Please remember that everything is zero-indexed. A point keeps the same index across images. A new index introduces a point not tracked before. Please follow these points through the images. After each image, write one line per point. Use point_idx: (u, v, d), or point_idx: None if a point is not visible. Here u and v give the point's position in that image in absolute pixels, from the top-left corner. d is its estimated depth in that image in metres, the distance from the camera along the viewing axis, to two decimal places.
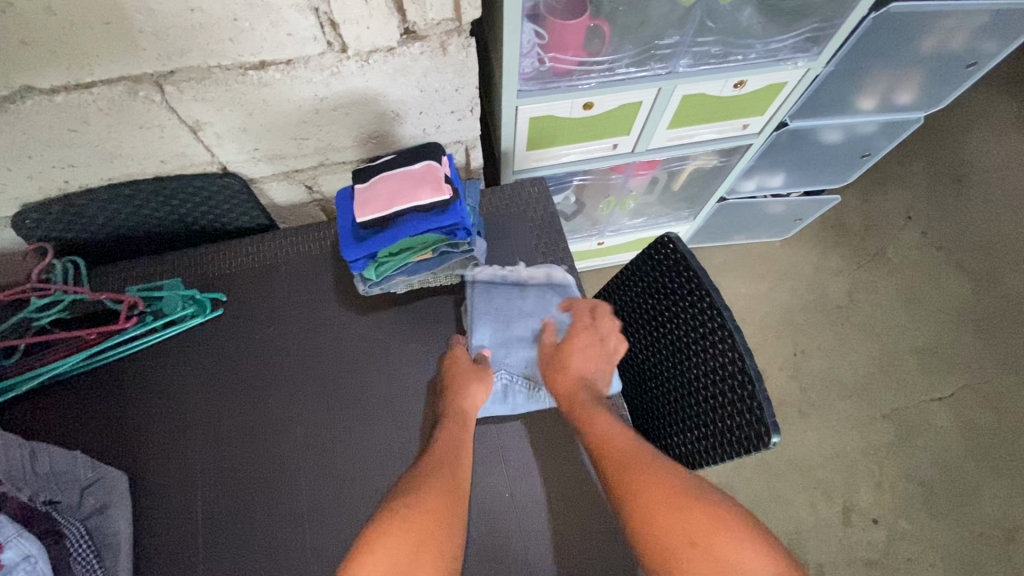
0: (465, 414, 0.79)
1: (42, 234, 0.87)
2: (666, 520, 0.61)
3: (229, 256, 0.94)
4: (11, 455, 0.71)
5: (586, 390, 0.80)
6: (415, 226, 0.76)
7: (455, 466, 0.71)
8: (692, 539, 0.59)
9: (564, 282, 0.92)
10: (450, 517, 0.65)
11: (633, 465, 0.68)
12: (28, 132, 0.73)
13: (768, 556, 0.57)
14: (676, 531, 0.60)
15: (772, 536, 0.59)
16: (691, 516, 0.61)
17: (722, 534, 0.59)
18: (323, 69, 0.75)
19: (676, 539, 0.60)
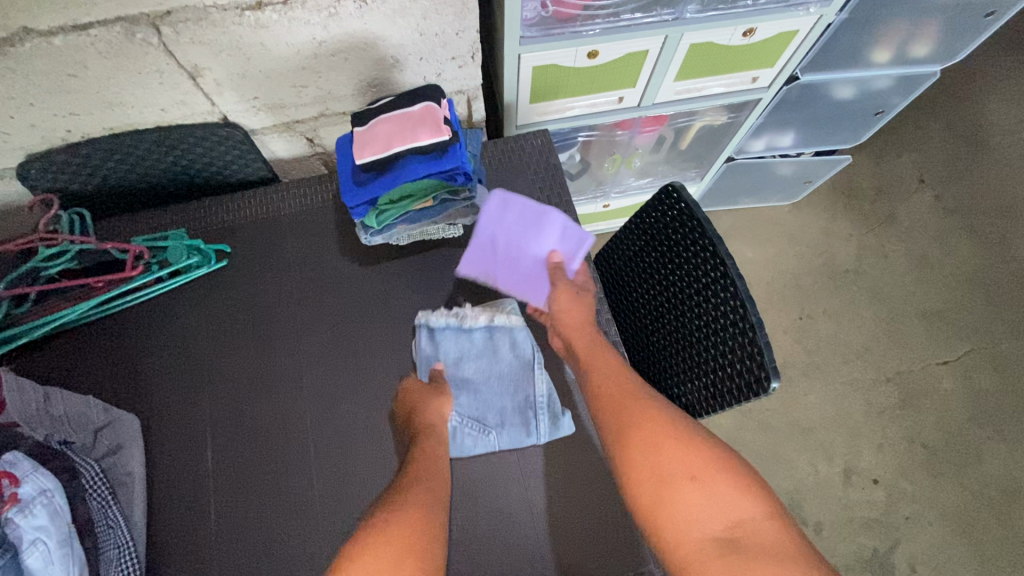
0: (434, 431, 0.75)
1: (47, 185, 0.88)
2: (666, 453, 0.65)
3: (231, 207, 0.94)
4: (27, 398, 0.70)
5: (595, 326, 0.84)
6: (414, 169, 0.75)
7: (433, 483, 0.68)
8: (691, 473, 0.63)
9: (509, 325, 0.85)
10: (434, 526, 0.62)
11: (636, 405, 0.72)
12: (29, 77, 0.73)
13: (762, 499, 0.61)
14: (675, 466, 0.64)
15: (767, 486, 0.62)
16: (690, 452, 0.64)
17: (720, 473, 0.62)
18: (321, 10, 0.73)
19: (676, 472, 0.63)
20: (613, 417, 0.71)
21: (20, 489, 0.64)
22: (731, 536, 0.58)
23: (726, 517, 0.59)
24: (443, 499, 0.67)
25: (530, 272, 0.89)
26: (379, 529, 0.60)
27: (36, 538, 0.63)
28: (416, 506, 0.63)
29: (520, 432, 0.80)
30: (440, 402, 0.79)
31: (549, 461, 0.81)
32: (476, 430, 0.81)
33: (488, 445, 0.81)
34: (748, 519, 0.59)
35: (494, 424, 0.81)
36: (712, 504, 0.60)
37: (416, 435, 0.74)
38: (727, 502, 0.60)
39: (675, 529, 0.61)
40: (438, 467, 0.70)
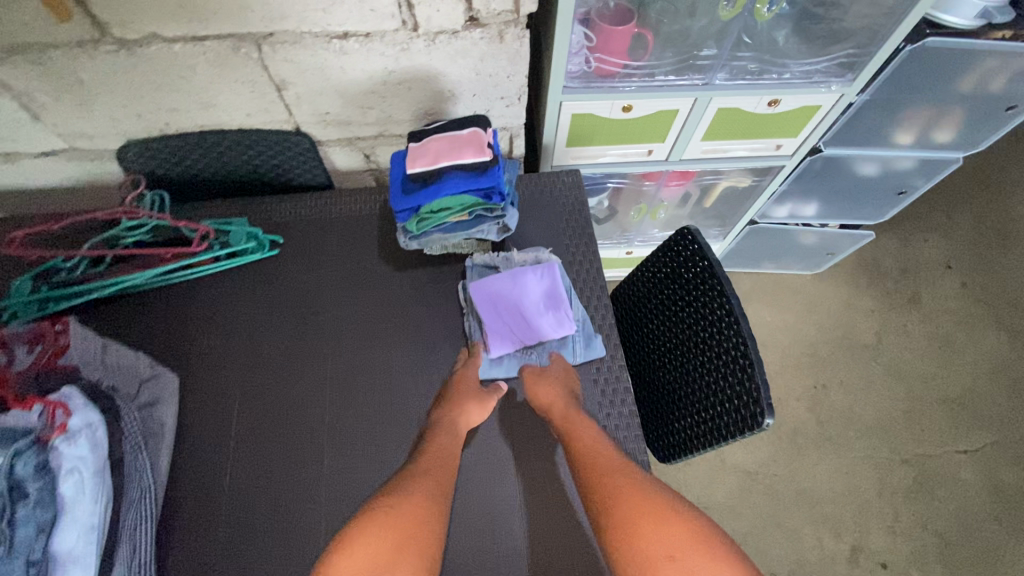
0: (458, 432, 0.80)
1: (139, 167, 1.02)
2: (647, 532, 0.64)
3: (288, 206, 1.05)
4: (88, 345, 0.83)
5: (571, 400, 0.82)
6: (456, 185, 0.84)
7: (443, 476, 0.73)
8: (671, 552, 0.62)
9: (550, 261, 0.93)
10: (432, 519, 0.66)
11: (621, 481, 0.71)
12: (146, 75, 0.87)
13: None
14: (657, 545, 0.63)
15: (750, 561, 0.61)
16: (671, 530, 0.64)
17: (701, 548, 0.62)
18: (395, 44, 0.86)
19: (657, 551, 0.63)
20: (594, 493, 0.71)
21: (70, 420, 0.74)
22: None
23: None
24: (446, 491, 0.71)
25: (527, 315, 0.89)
26: (378, 515, 0.64)
27: (73, 467, 0.72)
28: (420, 499, 0.68)
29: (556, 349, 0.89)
30: (476, 409, 0.82)
31: (542, 470, 0.84)
32: (520, 353, 0.90)
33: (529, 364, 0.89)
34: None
35: (534, 345, 0.89)
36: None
37: (438, 427, 0.80)
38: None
39: None
40: (448, 465, 0.75)
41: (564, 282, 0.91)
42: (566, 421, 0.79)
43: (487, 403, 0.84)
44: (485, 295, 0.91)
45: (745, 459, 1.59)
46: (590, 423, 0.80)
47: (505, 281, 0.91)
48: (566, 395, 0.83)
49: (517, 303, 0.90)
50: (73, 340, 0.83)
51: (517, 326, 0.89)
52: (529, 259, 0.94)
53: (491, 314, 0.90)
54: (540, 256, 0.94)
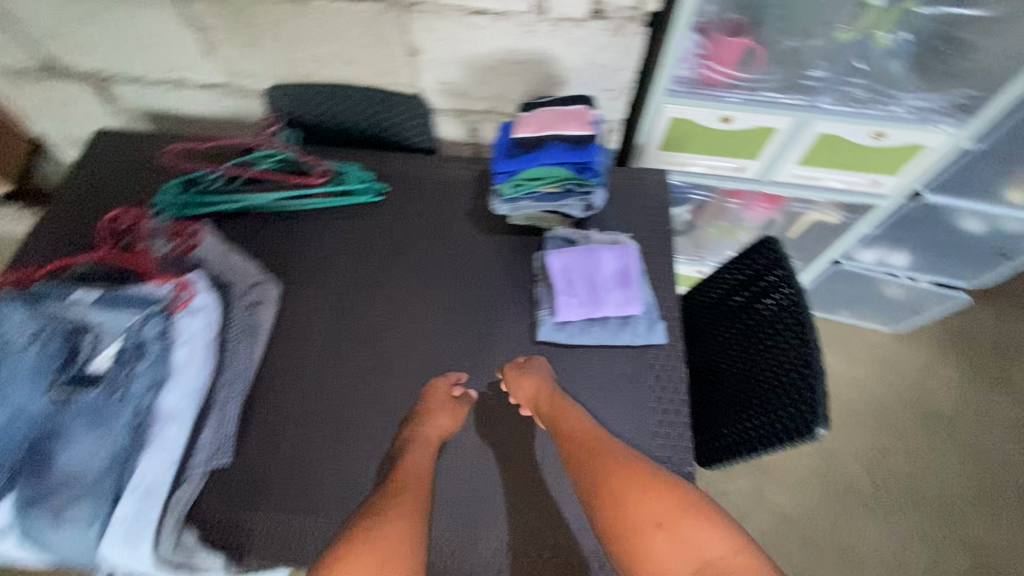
0: (431, 444, 0.81)
1: (279, 109, 1.15)
2: (635, 504, 0.68)
3: (395, 161, 1.15)
4: (216, 247, 0.98)
5: (554, 387, 0.85)
6: (555, 154, 0.91)
7: (417, 491, 0.73)
8: (658, 521, 0.66)
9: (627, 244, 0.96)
10: (414, 535, 0.66)
11: (607, 461, 0.74)
12: (307, 26, 1.01)
13: (730, 533, 0.64)
14: (645, 514, 0.67)
15: (732, 520, 0.66)
16: (659, 501, 0.67)
17: (687, 517, 0.66)
18: (522, 25, 0.94)
19: (645, 522, 0.66)
20: (587, 471, 0.74)
21: (195, 299, 0.88)
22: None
23: (695, 561, 0.62)
24: (423, 503, 0.72)
25: (599, 286, 0.91)
26: (353, 543, 0.64)
27: (188, 337, 0.87)
28: (397, 517, 0.68)
29: (620, 326, 0.91)
30: (447, 417, 0.84)
31: None
32: (585, 323, 0.91)
33: (591, 335, 0.91)
34: (715, 558, 0.62)
35: (599, 318, 0.91)
36: (682, 549, 0.63)
37: (410, 445, 0.80)
38: (695, 545, 0.63)
39: None
40: (423, 481, 0.75)
41: (639, 264, 0.93)
42: (552, 407, 0.81)
43: (458, 411, 0.85)
44: (561, 262, 0.92)
45: (785, 504, 1.53)
46: (575, 407, 0.82)
47: (583, 253, 0.92)
48: (549, 381, 0.85)
49: (592, 274, 0.91)
50: (203, 242, 0.97)
51: (588, 296, 0.90)
52: (607, 239, 0.97)
53: (566, 280, 0.91)
54: (617, 239, 0.97)
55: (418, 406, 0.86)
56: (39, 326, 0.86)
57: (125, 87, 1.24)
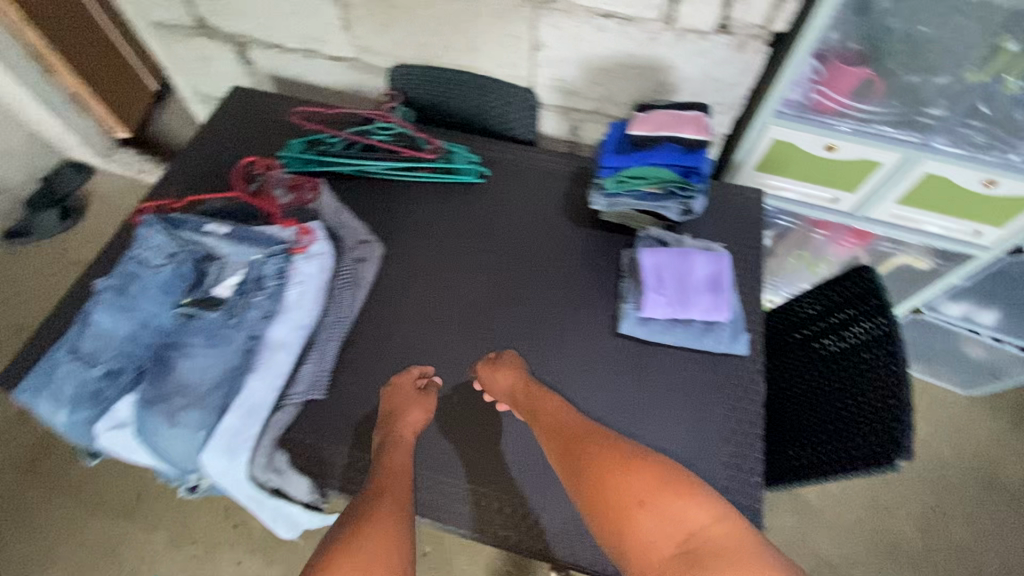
0: (408, 441, 0.84)
1: (398, 87, 1.24)
2: (615, 483, 0.74)
3: (497, 147, 1.21)
4: (330, 204, 1.05)
5: (528, 378, 0.90)
6: (665, 155, 0.94)
7: (396, 493, 0.77)
8: (640, 498, 0.72)
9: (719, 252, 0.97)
10: (400, 539, 0.71)
11: (590, 443, 0.80)
12: (442, 12, 1.08)
13: (707, 503, 0.70)
14: (627, 494, 0.72)
15: (709, 489, 0.72)
16: (640, 479, 0.73)
17: (664, 491, 0.71)
18: (647, 32, 0.99)
19: (628, 500, 0.72)
20: (571, 459, 0.79)
21: (313, 245, 0.96)
22: (687, 549, 0.67)
23: (681, 535, 0.68)
24: (405, 505, 0.76)
25: (689, 289, 0.92)
26: (343, 551, 0.68)
27: (301, 279, 0.94)
28: (384, 517, 0.73)
29: (703, 330, 0.93)
30: (419, 410, 0.88)
31: (656, 431, 0.89)
32: (668, 323, 0.93)
33: (674, 335, 0.93)
34: (699, 529, 0.68)
35: (683, 320, 0.93)
36: (665, 524, 0.69)
37: (387, 447, 0.83)
38: (678, 517, 0.69)
39: (640, 550, 0.69)
40: (402, 480, 0.79)
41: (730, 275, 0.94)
42: (531, 397, 0.87)
43: (426, 404, 0.89)
44: (654, 261, 0.94)
45: (829, 551, 1.48)
46: (553, 397, 0.88)
47: (676, 256, 0.94)
48: (524, 373, 0.90)
49: (683, 276, 0.93)
50: (318, 198, 1.05)
51: (676, 297, 0.92)
52: (700, 245, 0.98)
53: (656, 279, 0.93)
54: (709, 247, 0.98)
55: (388, 404, 0.89)
56: (174, 249, 0.96)
57: (261, 51, 1.35)
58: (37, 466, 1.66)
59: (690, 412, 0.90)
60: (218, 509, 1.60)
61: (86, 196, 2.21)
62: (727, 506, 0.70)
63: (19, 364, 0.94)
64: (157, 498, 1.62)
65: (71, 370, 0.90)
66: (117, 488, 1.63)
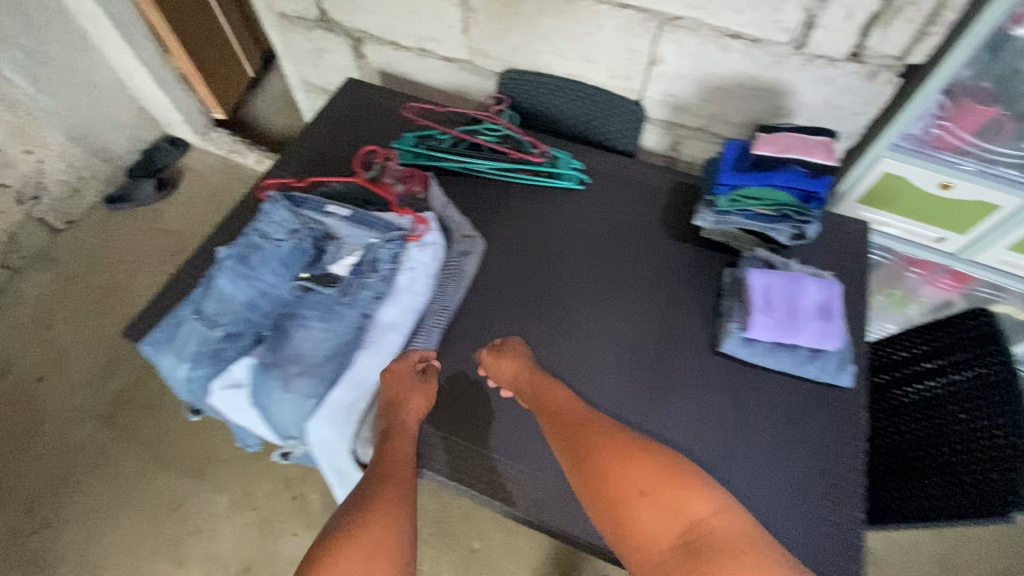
0: (411, 427, 0.88)
1: (506, 91, 1.28)
2: (618, 475, 0.76)
3: (598, 157, 1.23)
4: (440, 199, 1.10)
5: (531, 365, 0.92)
6: (786, 178, 0.93)
7: (398, 479, 0.82)
8: (641, 489, 0.74)
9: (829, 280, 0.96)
10: (399, 525, 0.77)
11: (592, 434, 0.82)
12: (565, 22, 1.11)
13: (709, 496, 0.73)
14: (630, 485, 0.75)
15: (709, 482, 0.75)
16: (642, 471, 0.76)
17: (666, 484, 0.74)
18: (773, 56, 0.99)
19: (631, 491, 0.75)
20: (572, 447, 0.82)
21: (427, 235, 1.01)
22: (688, 540, 0.70)
23: (682, 525, 0.71)
24: (406, 492, 0.81)
25: (798, 314, 0.91)
26: (347, 535, 0.75)
27: (412, 266, 1.00)
28: (385, 504, 0.78)
29: (808, 357, 0.92)
30: (420, 396, 0.90)
31: (755, 454, 0.88)
32: (772, 346, 0.93)
33: (776, 359, 0.93)
34: (701, 521, 0.71)
35: (788, 344, 0.92)
36: (666, 513, 0.72)
37: (388, 433, 0.87)
38: (680, 508, 0.72)
39: (641, 541, 0.72)
40: (404, 465, 0.84)
41: (840, 305, 0.93)
42: (536, 387, 0.89)
43: (426, 387, 0.91)
44: (764, 282, 0.94)
45: None
46: (555, 384, 0.90)
47: (786, 279, 0.94)
48: (528, 360, 0.93)
49: (793, 300, 0.92)
50: (427, 192, 1.10)
51: (785, 320, 0.91)
52: (808, 271, 0.98)
53: (764, 300, 0.93)
54: (818, 273, 0.98)
55: (389, 388, 0.90)
56: (295, 226, 1.02)
57: (375, 47, 1.42)
58: (116, 420, 1.75)
59: (788, 439, 0.89)
60: (278, 480, 1.66)
61: (178, 170, 2.34)
62: (726, 500, 0.73)
63: (147, 319, 1.01)
64: (222, 462, 1.69)
65: (194, 328, 0.95)
66: (186, 448, 1.71)
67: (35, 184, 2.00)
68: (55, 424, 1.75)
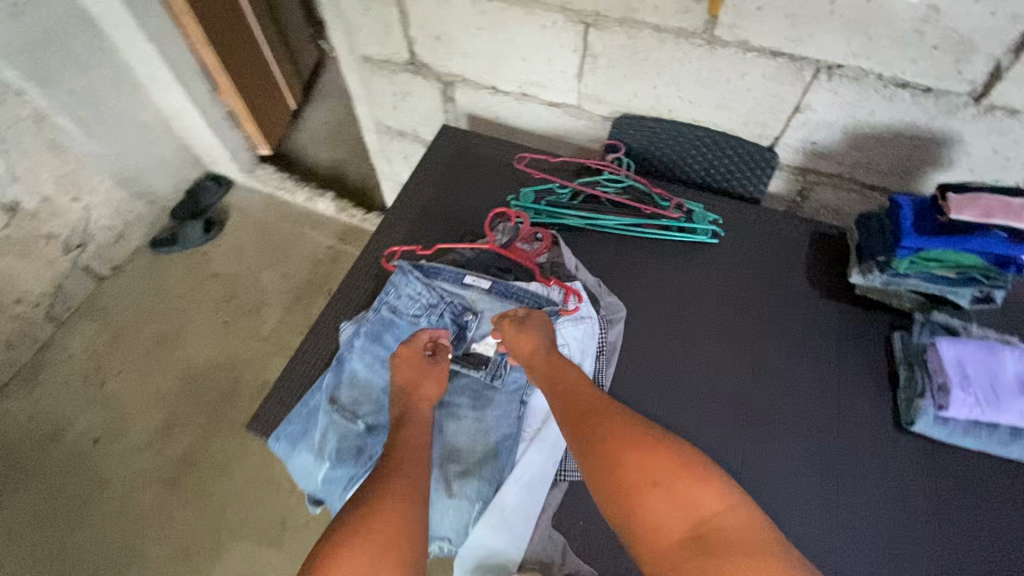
0: (424, 414, 0.80)
1: (620, 136, 1.19)
2: (630, 464, 0.66)
3: (726, 207, 1.15)
4: (578, 269, 1.03)
5: (547, 344, 0.84)
6: (986, 243, 0.83)
7: (411, 468, 0.72)
8: (654, 479, 0.65)
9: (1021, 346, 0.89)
10: (410, 520, 0.66)
11: (606, 418, 0.72)
12: (701, 69, 1.04)
13: (724, 491, 0.64)
14: (640, 474, 0.66)
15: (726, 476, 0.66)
16: (655, 461, 0.66)
17: (682, 476, 0.65)
18: (945, 105, 0.92)
19: (642, 479, 0.65)
20: (580, 430, 0.72)
21: (580, 307, 0.95)
22: (700, 534, 0.61)
23: (691, 518, 0.62)
24: (421, 483, 0.71)
25: (1001, 390, 0.84)
26: (349, 535, 0.64)
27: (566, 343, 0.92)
28: (395, 498, 0.68)
29: (1012, 436, 0.84)
30: (433, 381, 0.83)
31: (964, 544, 0.81)
32: (972, 425, 0.85)
33: (974, 438, 0.85)
34: (712, 516, 0.62)
35: (990, 422, 0.84)
36: (679, 506, 0.63)
37: (397, 422, 0.78)
38: (693, 501, 0.63)
39: (648, 537, 0.63)
40: (420, 456, 0.74)
41: None
42: (549, 367, 0.81)
43: (436, 371, 0.84)
44: (955, 354, 0.87)
45: None
46: (567, 364, 0.81)
47: (981, 350, 0.87)
48: (547, 339, 0.84)
49: (992, 373, 0.85)
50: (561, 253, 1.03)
51: (987, 396, 0.84)
52: (995, 337, 0.91)
53: (958, 374, 0.85)
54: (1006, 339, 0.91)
55: (398, 374, 0.83)
56: (431, 300, 0.94)
57: (468, 91, 1.34)
58: (182, 484, 1.65)
59: (998, 528, 0.82)
60: None
61: (224, 209, 2.24)
62: (740, 495, 0.65)
63: (280, 407, 0.93)
64: (301, 528, 1.59)
65: (333, 422, 0.86)
66: (260, 513, 1.61)
67: (82, 232, 1.90)
68: (117, 490, 1.65)
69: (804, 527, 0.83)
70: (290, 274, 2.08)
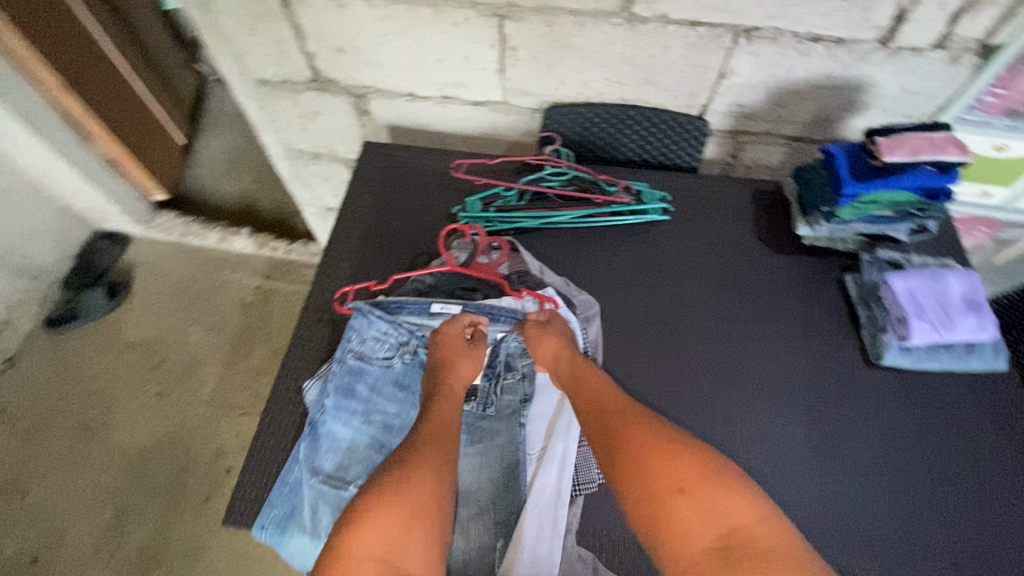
0: (457, 394, 0.79)
1: (553, 126, 1.15)
2: (656, 468, 0.65)
3: (670, 180, 1.15)
4: (544, 273, 1.00)
5: (573, 349, 0.83)
6: (917, 176, 0.88)
7: (442, 444, 0.72)
8: (680, 485, 0.63)
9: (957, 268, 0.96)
10: (435, 496, 0.66)
11: (633, 423, 0.71)
12: (625, 48, 1.02)
13: (754, 501, 0.62)
14: (667, 480, 0.64)
15: (758, 490, 0.64)
16: (682, 466, 0.64)
17: (711, 483, 0.63)
18: (857, 53, 0.96)
19: (667, 485, 0.64)
20: (608, 435, 0.71)
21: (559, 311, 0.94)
22: (727, 544, 0.59)
23: (721, 528, 0.60)
24: (448, 458, 0.71)
25: (951, 312, 0.90)
26: (380, 497, 0.64)
27: None
28: (424, 470, 0.67)
29: (964, 352, 0.91)
30: (468, 363, 0.82)
31: (946, 458, 0.88)
32: (929, 349, 0.91)
33: (935, 360, 0.91)
34: (741, 526, 0.60)
35: (946, 344, 0.91)
36: (707, 513, 0.61)
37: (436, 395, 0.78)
38: (721, 509, 0.61)
39: (675, 546, 0.61)
40: (449, 433, 0.74)
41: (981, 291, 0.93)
42: (575, 370, 0.80)
43: (473, 355, 0.83)
44: (907, 287, 0.92)
45: None
46: (594, 369, 0.80)
47: (928, 278, 0.93)
48: (571, 344, 0.83)
49: (941, 298, 0.91)
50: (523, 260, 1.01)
51: (941, 321, 0.90)
52: (933, 264, 0.98)
53: (914, 305, 0.91)
54: (943, 264, 0.98)
55: (438, 351, 0.83)
56: (401, 338, 0.88)
57: (383, 101, 1.25)
58: None
59: (969, 435, 0.89)
60: None
61: (126, 269, 2.00)
62: (771, 506, 0.62)
63: (257, 491, 0.83)
64: None
65: (322, 494, 0.78)
66: None
67: None
68: None
69: (810, 479, 0.86)
70: (219, 326, 1.90)
